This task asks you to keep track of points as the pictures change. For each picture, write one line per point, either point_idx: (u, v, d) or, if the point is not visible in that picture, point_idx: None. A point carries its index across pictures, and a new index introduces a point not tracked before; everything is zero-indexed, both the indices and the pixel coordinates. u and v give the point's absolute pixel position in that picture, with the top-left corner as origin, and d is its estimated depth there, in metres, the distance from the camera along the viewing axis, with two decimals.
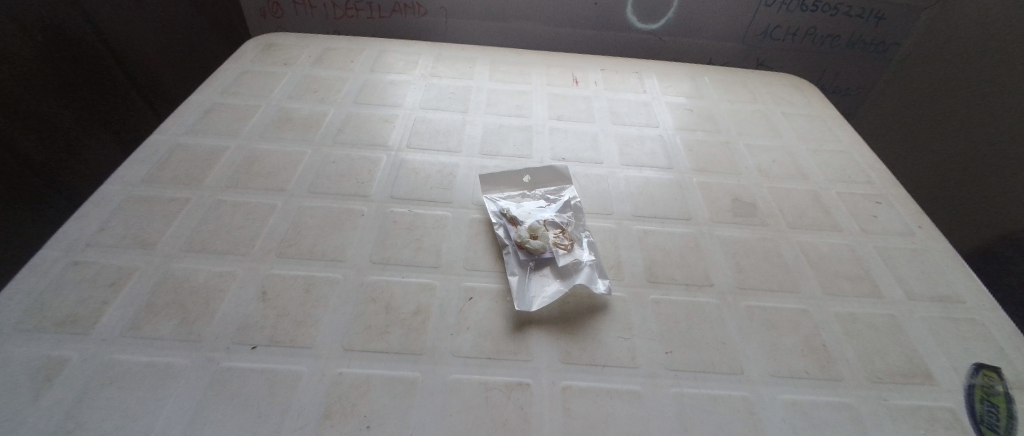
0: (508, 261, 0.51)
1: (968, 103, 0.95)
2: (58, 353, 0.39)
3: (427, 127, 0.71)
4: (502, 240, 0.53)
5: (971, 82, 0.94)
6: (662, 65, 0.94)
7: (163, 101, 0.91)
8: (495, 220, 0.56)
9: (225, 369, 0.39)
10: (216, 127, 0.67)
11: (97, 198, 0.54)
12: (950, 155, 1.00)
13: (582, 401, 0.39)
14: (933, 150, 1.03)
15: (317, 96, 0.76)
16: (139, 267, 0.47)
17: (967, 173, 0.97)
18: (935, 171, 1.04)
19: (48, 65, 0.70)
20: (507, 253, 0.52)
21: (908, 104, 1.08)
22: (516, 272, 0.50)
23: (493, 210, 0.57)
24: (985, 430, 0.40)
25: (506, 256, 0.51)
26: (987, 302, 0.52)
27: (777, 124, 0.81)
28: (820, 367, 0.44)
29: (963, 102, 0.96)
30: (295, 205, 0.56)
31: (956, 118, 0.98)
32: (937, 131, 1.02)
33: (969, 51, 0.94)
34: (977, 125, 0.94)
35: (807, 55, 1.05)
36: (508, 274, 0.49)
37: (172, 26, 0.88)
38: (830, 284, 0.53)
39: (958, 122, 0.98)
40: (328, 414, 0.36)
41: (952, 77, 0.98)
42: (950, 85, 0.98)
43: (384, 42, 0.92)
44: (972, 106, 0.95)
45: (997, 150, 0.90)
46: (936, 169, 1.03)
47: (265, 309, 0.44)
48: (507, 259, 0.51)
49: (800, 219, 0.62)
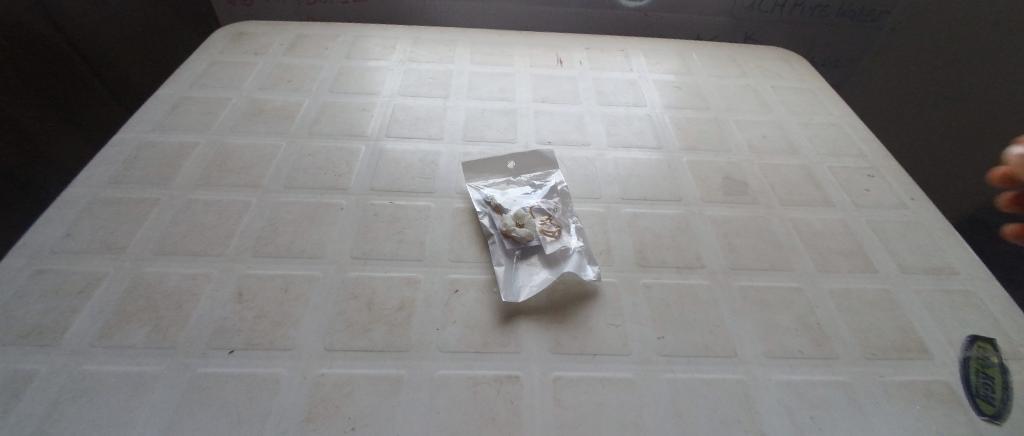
0: (494, 250, 0.49)
1: (978, 97, 0.90)
2: (24, 366, 0.37)
3: (407, 115, 0.69)
4: (487, 228, 0.52)
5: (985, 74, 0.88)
6: (649, 41, 0.91)
7: (132, 94, 0.87)
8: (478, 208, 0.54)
9: (202, 375, 0.37)
10: (185, 122, 0.64)
11: (60, 203, 0.51)
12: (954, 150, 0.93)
13: (573, 391, 0.38)
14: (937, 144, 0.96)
15: (291, 85, 0.73)
16: (108, 272, 0.45)
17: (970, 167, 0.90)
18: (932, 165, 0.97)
19: (6, 62, 0.66)
20: (493, 241, 0.50)
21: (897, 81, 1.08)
22: (503, 261, 0.48)
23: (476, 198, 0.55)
24: (981, 403, 0.40)
25: (492, 245, 0.50)
26: (980, 272, 0.52)
27: (767, 98, 0.79)
28: (814, 344, 0.44)
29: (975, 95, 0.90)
30: (270, 200, 0.54)
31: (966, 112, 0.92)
32: (941, 125, 0.96)
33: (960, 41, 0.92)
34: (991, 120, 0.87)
35: (797, 27, 1.02)
36: (495, 264, 0.48)
37: (137, 18, 0.84)
38: (823, 261, 0.52)
39: (973, 117, 0.91)
40: (310, 418, 0.35)
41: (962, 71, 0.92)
42: (959, 79, 0.92)
43: (359, 27, 0.88)
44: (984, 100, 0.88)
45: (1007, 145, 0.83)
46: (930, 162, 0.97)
47: (242, 310, 0.42)
48: (493, 248, 0.50)
49: (792, 196, 0.60)
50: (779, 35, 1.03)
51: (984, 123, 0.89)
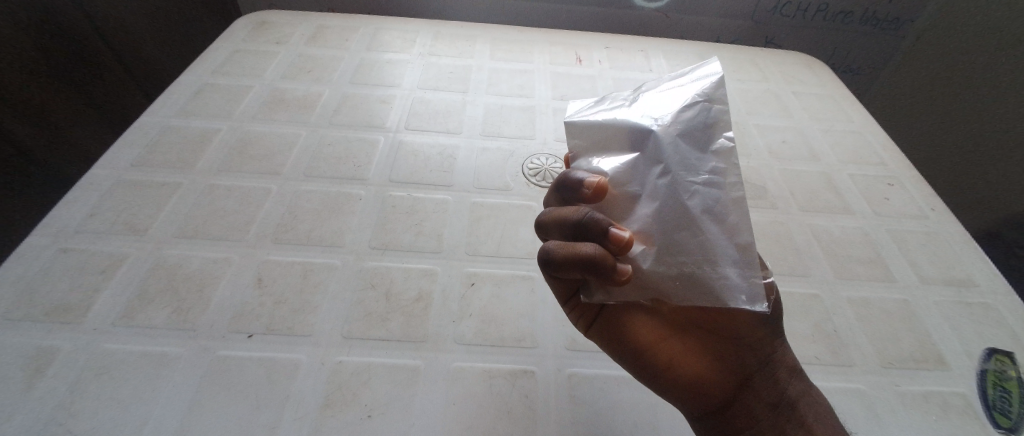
0: (694, 221, 0.25)
1: (971, 114, 0.93)
2: (48, 343, 0.38)
3: (426, 109, 0.69)
4: (685, 155, 0.26)
5: (990, 61, 0.88)
6: (669, 42, 0.91)
7: (153, 82, 0.88)
8: (683, 108, 0.27)
9: (221, 358, 0.38)
10: (207, 108, 0.65)
11: (86, 184, 0.52)
12: (978, 136, 0.92)
13: (588, 388, 0.38)
14: (961, 129, 0.95)
15: (312, 75, 0.73)
16: (130, 254, 0.46)
17: (988, 157, 0.90)
18: (960, 152, 0.96)
19: (32, 45, 0.67)
20: (705, 191, 0.25)
21: (905, 92, 1.07)
22: (678, 246, 0.25)
23: (696, 98, 0.28)
24: (998, 417, 0.39)
25: (692, 198, 0.25)
26: (1001, 285, 0.51)
27: (787, 102, 0.78)
28: (832, 353, 0.43)
29: (986, 79, 0.89)
30: (291, 188, 0.55)
31: (976, 97, 0.91)
32: (961, 109, 0.95)
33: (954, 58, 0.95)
34: (1002, 101, 0.87)
35: (818, 33, 1.02)
36: (706, 241, 0.24)
37: (168, 11, 0.86)
38: (842, 269, 0.52)
39: (984, 103, 0.90)
40: (328, 403, 0.35)
41: (966, 62, 0.93)
42: (963, 69, 0.94)
43: (379, 19, 0.88)
44: (991, 82, 0.88)
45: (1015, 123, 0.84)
46: (963, 149, 0.95)
47: (261, 295, 0.43)
48: (696, 205, 0.25)
49: (811, 202, 0.60)
50: (798, 40, 1.03)
51: (990, 99, 0.89)
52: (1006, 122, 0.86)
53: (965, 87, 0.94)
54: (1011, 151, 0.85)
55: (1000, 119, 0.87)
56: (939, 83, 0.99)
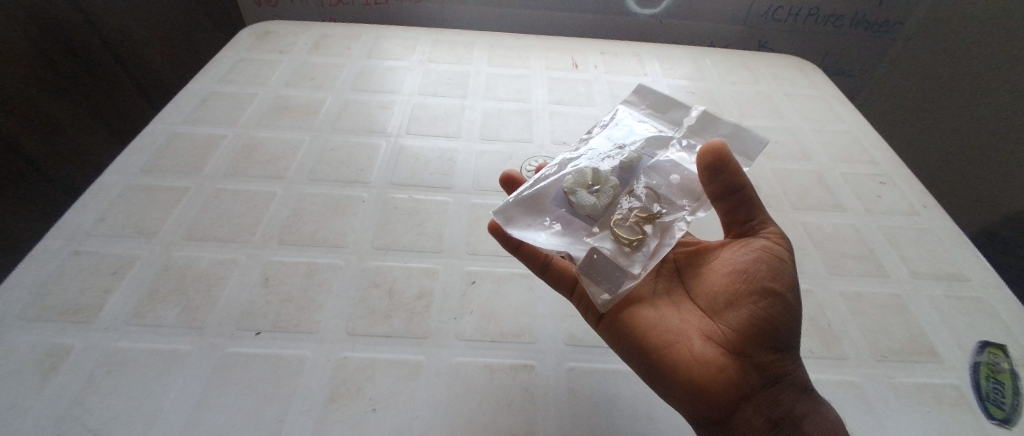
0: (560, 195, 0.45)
1: (959, 116, 0.94)
2: (62, 342, 0.39)
3: (426, 114, 0.70)
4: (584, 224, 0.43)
5: (983, 59, 0.89)
6: (663, 47, 0.93)
7: (159, 92, 0.89)
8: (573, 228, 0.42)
9: (229, 354, 0.39)
10: (213, 115, 0.67)
11: (96, 188, 0.54)
12: (971, 133, 0.92)
13: (586, 382, 0.40)
14: (957, 123, 0.95)
15: (314, 83, 0.75)
16: (141, 255, 0.47)
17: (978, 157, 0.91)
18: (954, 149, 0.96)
19: (38, 54, 0.69)
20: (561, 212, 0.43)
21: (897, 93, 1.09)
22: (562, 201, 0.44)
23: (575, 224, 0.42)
24: (993, 409, 0.40)
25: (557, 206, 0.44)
26: (991, 279, 0.52)
27: (779, 104, 0.80)
28: (826, 346, 0.44)
29: (981, 74, 0.89)
30: (295, 191, 0.56)
31: (972, 91, 0.91)
32: (954, 108, 0.95)
33: (941, 61, 0.98)
34: (998, 96, 0.86)
35: (810, 35, 1.04)
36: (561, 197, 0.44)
37: (173, 23, 0.88)
38: (835, 265, 0.53)
39: (971, 102, 0.92)
40: (333, 398, 0.37)
41: (959, 58, 0.94)
42: (948, 72, 0.96)
43: (379, 28, 0.90)
44: (987, 78, 0.88)
45: (1002, 124, 0.86)
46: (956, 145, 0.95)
47: (267, 294, 0.44)
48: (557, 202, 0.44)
49: (804, 200, 0.61)
50: (791, 43, 1.05)
51: (983, 97, 0.90)
52: (998, 121, 0.87)
53: (952, 89, 0.95)
54: (1005, 148, 0.86)
55: (998, 111, 0.87)
56: (931, 83, 1.00)
